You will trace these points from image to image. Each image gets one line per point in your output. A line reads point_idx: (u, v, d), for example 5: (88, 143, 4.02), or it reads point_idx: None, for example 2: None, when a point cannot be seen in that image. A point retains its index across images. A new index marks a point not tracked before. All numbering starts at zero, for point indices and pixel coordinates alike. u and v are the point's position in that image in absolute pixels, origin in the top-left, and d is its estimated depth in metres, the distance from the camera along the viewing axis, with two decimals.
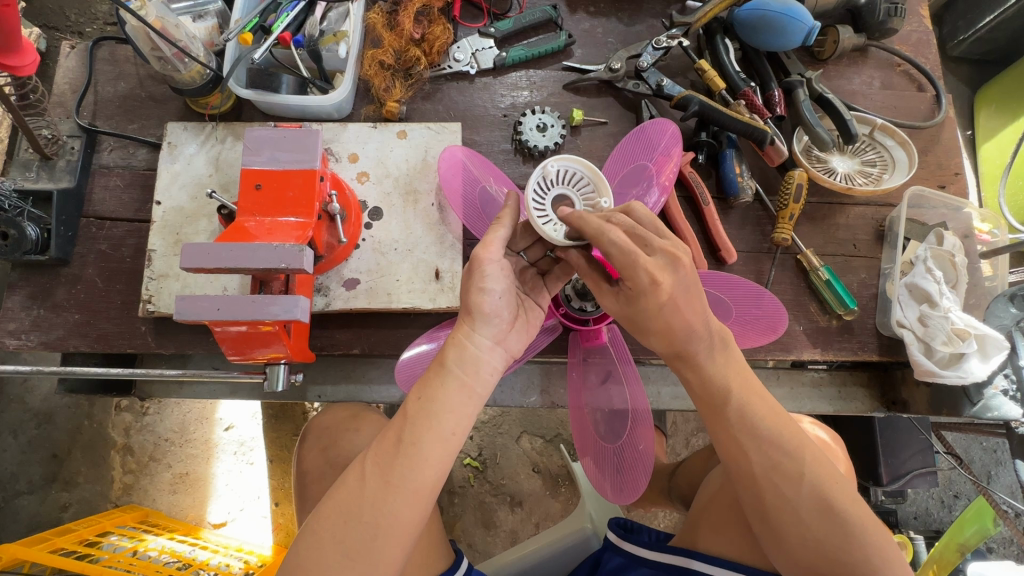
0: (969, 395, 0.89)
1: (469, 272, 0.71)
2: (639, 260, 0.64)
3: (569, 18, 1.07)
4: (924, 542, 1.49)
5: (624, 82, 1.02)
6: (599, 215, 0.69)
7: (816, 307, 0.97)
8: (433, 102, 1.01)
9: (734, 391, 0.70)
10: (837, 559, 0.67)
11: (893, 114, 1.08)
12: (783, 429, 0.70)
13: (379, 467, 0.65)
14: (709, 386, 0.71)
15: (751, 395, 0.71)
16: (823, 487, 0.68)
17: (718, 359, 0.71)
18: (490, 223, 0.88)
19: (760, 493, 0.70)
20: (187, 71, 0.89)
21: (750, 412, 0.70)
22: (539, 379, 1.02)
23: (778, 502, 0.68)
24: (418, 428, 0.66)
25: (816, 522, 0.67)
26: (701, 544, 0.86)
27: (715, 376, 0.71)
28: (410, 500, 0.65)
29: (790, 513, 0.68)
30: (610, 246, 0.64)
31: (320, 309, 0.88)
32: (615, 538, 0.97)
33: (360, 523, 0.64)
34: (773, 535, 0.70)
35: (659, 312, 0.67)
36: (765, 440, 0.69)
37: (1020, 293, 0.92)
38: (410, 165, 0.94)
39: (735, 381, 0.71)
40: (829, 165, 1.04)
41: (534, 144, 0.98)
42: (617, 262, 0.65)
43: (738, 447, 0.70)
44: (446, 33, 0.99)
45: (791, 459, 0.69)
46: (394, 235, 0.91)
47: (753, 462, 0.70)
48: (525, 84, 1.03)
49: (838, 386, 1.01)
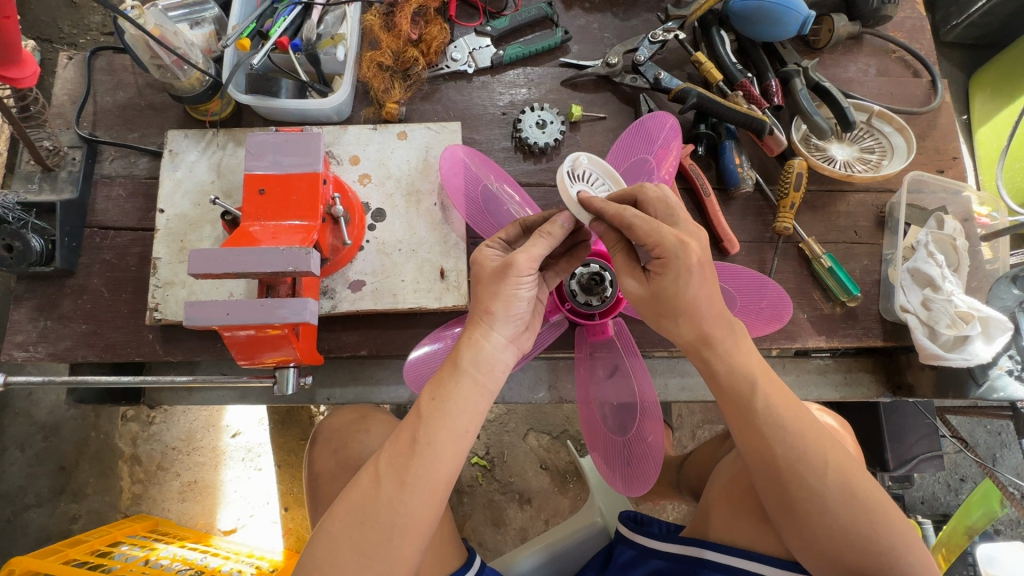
0: (974, 375, 0.87)
1: (502, 275, 0.70)
2: (662, 228, 0.66)
3: (564, 15, 1.08)
4: (931, 525, 1.50)
5: (621, 76, 1.03)
6: (632, 188, 0.74)
7: (819, 295, 0.98)
8: (432, 103, 1.01)
9: (758, 381, 0.70)
10: (863, 546, 0.67)
11: (889, 100, 1.08)
12: (804, 418, 0.71)
13: (394, 468, 0.66)
14: (735, 377, 0.71)
15: (772, 386, 0.71)
16: (845, 474, 0.69)
17: (742, 347, 0.72)
18: (494, 222, 0.90)
19: (783, 484, 0.70)
20: (187, 78, 0.89)
21: (773, 404, 0.70)
22: (547, 375, 1.02)
23: (803, 492, 0.69)
24: (434, 427, 0.66)
25: (840, 509, 0.68)
26: (714, 534, 0.87)
27: (739, 365, 0.71)
28: (427, 498, 0.65)
29: (815, 502, 0.68)
30: (630, 221, 0.67)
31: (326, 312, 0.88)
32: (627, 531, 0.98)
33: (378, 523, 0.64)
34: (797, 525, 0.70)
35: (687, 279, 0.66)
36: (790, 430, 0.70)
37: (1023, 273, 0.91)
38: (411, 166, 0.94)
39: (758, 370, 0.71)
40: (828, 153, 1.04)
41: (534, 141, 0.98)
42: (639, 233, 0.67)
43: (762, 436, 0.70)
44: (442, 33, 0.99)
45: (813, 447, 0.69)
46: (398, 235, 0.92)
47: (778, 452, 0.70)
48: (523, 81, 1.04)
49: (843, 372, 1.01)
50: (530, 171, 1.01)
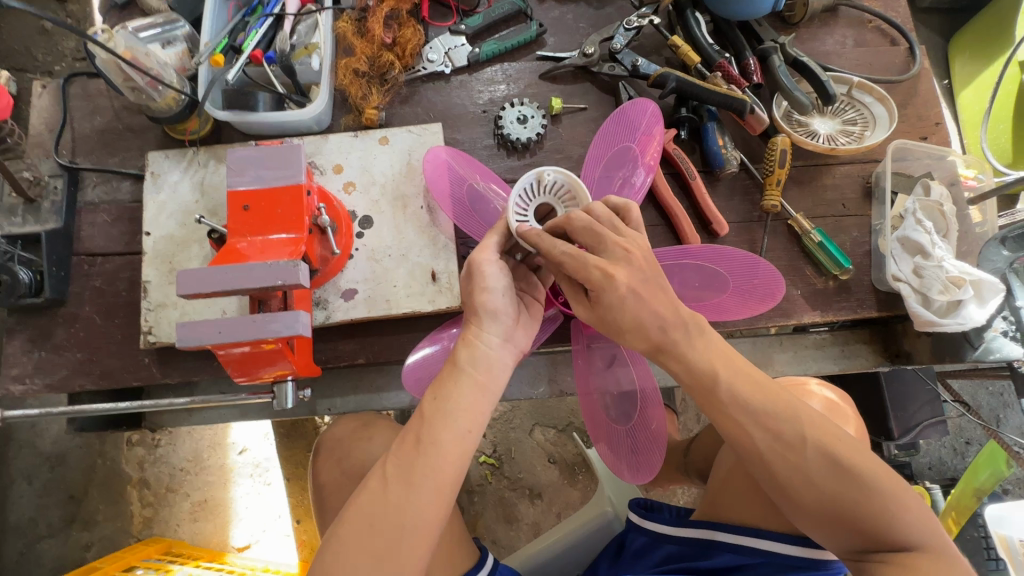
0: (970, 339, 0.87)
1: (468, 274, 0.73)
2: (589, 262, 0.68)
3: (538, 7, 1.07)
4: (939, 490, 1.52)
5: (599, 66, 1.02)
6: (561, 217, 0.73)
7: (811, 270, 0.98)
8: (411, 105, 1.00)
9: (721, 370, 0.71)
10: (857, 514, 0.67)
11: (868, 70, 1.08)
12: (775, 399, 0.71)
13: (400, 470, 0.66)
14: (697, 372, 0.71)
15: (738, 373, 0.71)
16: (824, 446, 0.69)
17: (698, 343, 0.71)
18: (482, 221, 0.89)
19: (766, 467, 0.70)
20: (162, 97, 0.88)
21: (739, 388, 0.71)
22: (546, 369, 1.02)
23: (785, 471, 0.69)
24: (436, 427, 0.67)
25: (825, 481, 0.68)
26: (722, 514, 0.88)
27: (698, 361, 0.70)
28: (432, 496, 0.65)
29: (801, 479, 0.69)
30: (560, 256, 0.69)
31: (321, 323, 0.88)
32: (637, 518, 0.98)
33: (383, 526, 0.64)
34: (790, 503, 0.70)
35: (618, 306, 0.68)
36: (761, 415, 0.70)
37: (1012, 233, 0.89)
38: (395, 170, 0.94)
39: (719, 359, 0.71)
40: (810, 128, 1.03)
41: (517, 136, 0.98)
42: (569, 268, 0.69)
43: (735, 425, 0.70)
44: (416, 35, 0.99)
45: (789, 427, 0.70)
46: (387, 241, 0.91)
47: (754, 438, 0.70)
48: (501, 78, 1.03)
49: (841, 345, 1.00)
50: (515, 167, 1.00)
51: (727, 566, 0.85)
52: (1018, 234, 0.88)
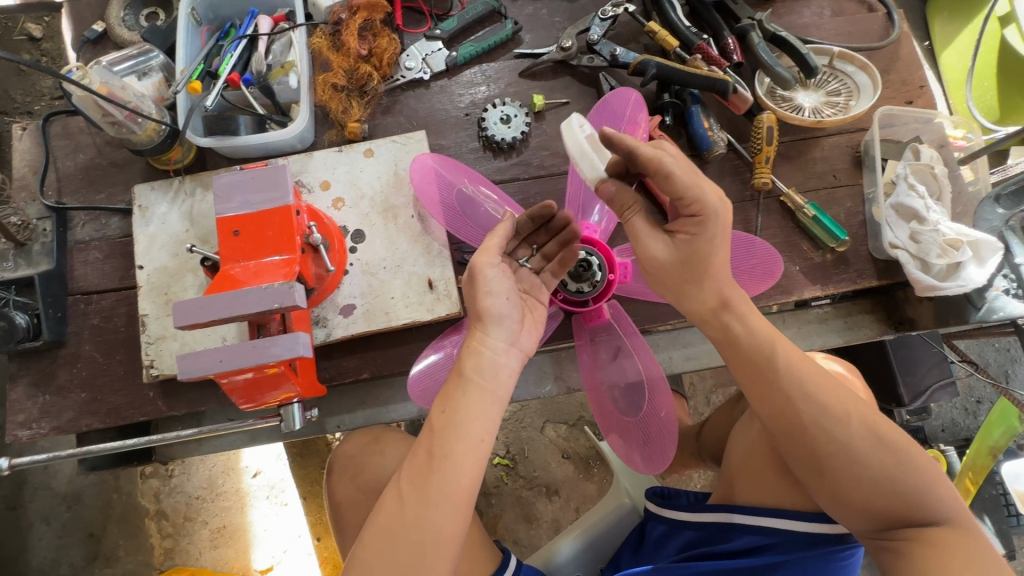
0: (971, 300, 0.87)
1: (470, 279, 0.73)
2: (701, 183, 0.69)
3: (512, 5, 1.06)
4: (954, 451, 1.53)
5: (578, 58, 1.01)
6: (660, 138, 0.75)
7: (808, 245, 0.97)
8: (394, 115, 1.00)
9: (775, 337, 0.73)
10: (894, 490, 0.68)
11: (847, 39, 1.08)
12: (819, 372, 0.72)
13: (415, 487, 0.66)
14: (755, 338, 0.73)
15: (786, 344, 0.74)
16: (867, 418, 0.70)
17: (751, 313, 0.74)
18: (475, 225, 0.90)
19: (809, 439, 0.70)
20: (143, 130, 0.87)
21: (793, 358, 0.72)
22: (551, 367, 1.01)
23: (828, 443, 0.69)
24: (448, 441, 0.66)
25: (868, 454, 0.68)
26: (741, 497, 0.88)
27: (757, 327, 0.73)
28: (449, 513, 0.65)
29: (844, 450, 0.69)
30: (670, 172, 0.69)
31: (322, 341, 0.88)
32: (655, 508, 0.98)
33: (404, 540, 0.64)
34: (827, 479, 0.70)
35: (716, 241, 0.70)
36: (807, 385, 0.71)
37: (1006, 191, 0.90)
38: (382, 182, 0.94)
39: (771, 331, 0.74)
40: (795, 103, 1.02)
41: (501, 137, 0.98)
42: (679, 187, 0.69)
43: (784, 393, 0.71)
44: (391, 44, 0.98)
45: (835, 397, 0.71)
46: (381, 254, 0.91)
47: (801, 407, 0.71)
48: (481, 79, 1.03)
49: (844, 317, 1.00)
50: (503, 167, 0.99)
51: (748, 548, 0.85)
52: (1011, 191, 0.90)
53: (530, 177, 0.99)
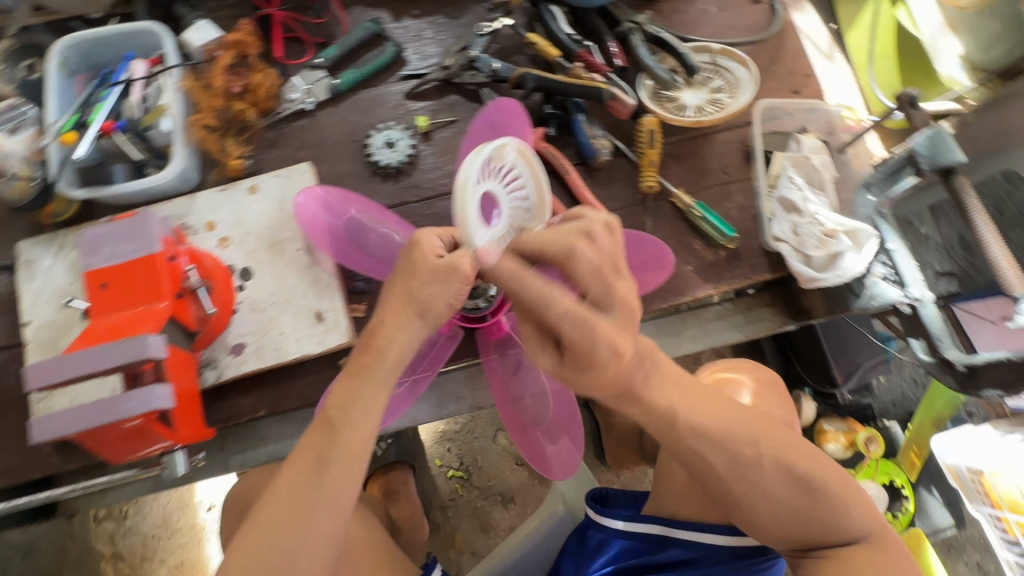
0: (852, 288, 0.88)
1: (445, 273, 0.64)
2: (598, 328, 0.54)
3: (396, 26, 1.06)
4: (899, 427, 1.58)
5: (461, 76, 1.01)
6: (572, 230, 0.60)
7: (700, 244, 0.98)
8: (280, 147, 0.99)
9: (677, 404, 0.67)
10: (811, 518, 0.71)
11: (732, 33, 1.08)
12: (732, 420, 0.71)
13: (298, 486, 0.64)
14: (654, 412, 0.67)
15: (693, 404, 0.69)
16: (781, 459, 0.71)
17: (654, 379, 0.66)
18: (368, 255, 0.92)
19: (727, 487, 0.71)
20: (11, 188, 0.89)
21: (699, 418, 0.69)
22: (452, 389, 1.01)
23: (744, 490, 0.71)
24: (343, 438, 0.65)
25: (783, 494, 0.71)
26: (680, 512, 0.89)
27: (656, 401, 0.67)
28: (332, 513, 0.64)
29: (759, 493, 0.71)
30: (559, 321, 0.54)
31: (213, 383, 0.87)
32: (594, 515, 0.96)
33: (280, 544, 0.62)
34: (745, 515, 0.73)
35: (597, 382, 0.58)
36: (721, 438, 0.70)
37: (874, 179, 0.87)
38: (267, 218, 0.93)
39: (675, 395, 0.68)
40: (679, 102, 1.02)
41: (386, 161, 0.98)
42: (567, 334, 0.55)
43: (694, 450, 0.70)
44: (271, 78, 0.98)
45: (748, 446, 0.70)
46: (269, 290, 0.91)
47: (715, 463, 0.70)
48: (367, 104, 1.02)
49: (744, 312, 1.00)
50: (393, 191, 0.99)
51: (675, 560, 0.88)
52: (879, 178, 0.86)
53: (420, 199, 0.99)
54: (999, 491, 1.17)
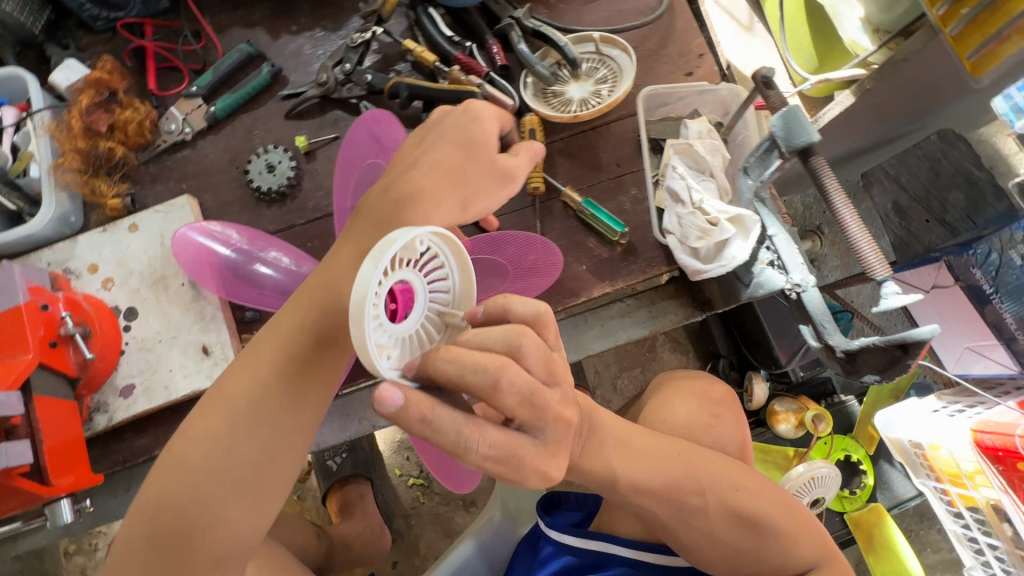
0: (741, 277, 0.85)
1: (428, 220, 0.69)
2: (519, 454, 0.58)
3: (273, 45, 1.04)
4: (856, 400, 1.55)
5: (339, 91, 0.99)
6: (496, 356, 0.56)
7: (594, 242, 0.95)
8: (163, 181, 0.98)
9: (616, 466, 0.76)
10: (752, 554, 0.83)
11: (622, 16, 1.03)
12: (681, 474, 0.80)
13: (283, 378, 0.63)
14: (594, 473, 0.76)
15: (639, 463, 0.78)
16: (726, 505, 0.82)
17: (593, 450, 0.75)
18: (257, 288, 0.91)
19: (676, 532, 0.83)
20: None
21: (643, 478, 0.78)
22: (357, 408, 1.00)
23: (692, 533, 0.82)
24: (338, 340, 0.65)
25: (727, 533, 0.82)
26: (620, 531, 0.96)
27: (595, 465, 0.75)
28: (316, 410, 0.64)
29: (706, 536, 0.82)
30: (486, 458, 0.58)
31: (105, 427, 0.88)
32: (544, 526, 1.01)
33: (252, 431, 0.60)
34: (693, 552, 0.84)
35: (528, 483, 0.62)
36: (669, 493, 0.79)
37: (751, 160, 0.81)
38: (149, 255, 0.93)
39: (616, 457, 0.77)
40: (565, 97, 0.99)
41: (267, 186, 0.96)
42: (494, 461, 0.59)
43: (643, 505, 0.80)
44: (145, 112, 0.97)
45: (695, 495, 0.80)
46: (155, 328, 0.91)
47: (664, 514, 0.81)
48: (248, 128, 1.00)
49: (647, 307, 0.98)
50: (279, 215, 0.98)
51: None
52: (755, 159, 0.80)
53: (306, 221, 0.97)
54: (940, 459, 1.13)
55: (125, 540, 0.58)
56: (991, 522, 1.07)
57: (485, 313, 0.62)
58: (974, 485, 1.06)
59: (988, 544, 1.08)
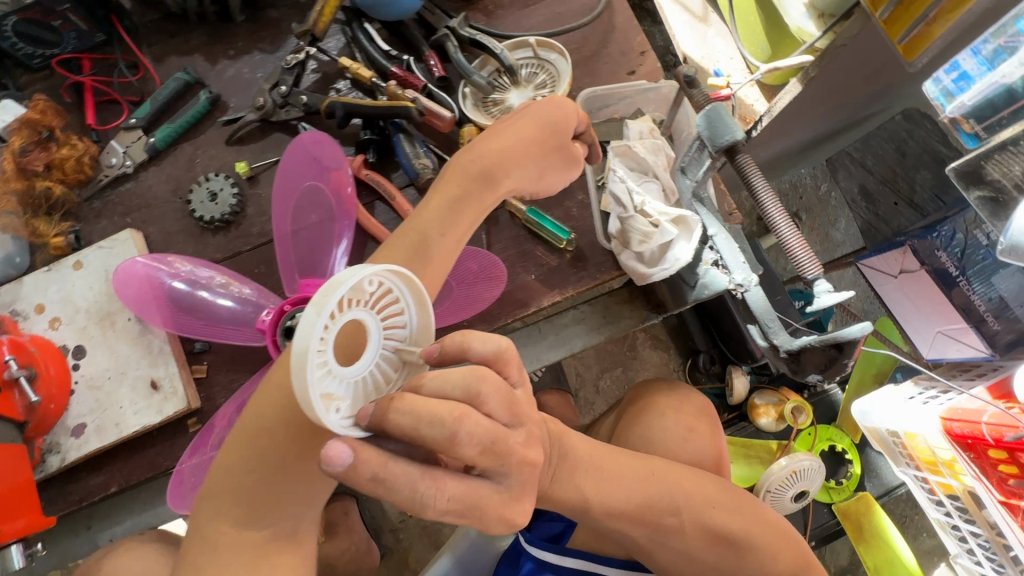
0: (687, 279, 0.84)
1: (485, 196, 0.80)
2: (481, 501, 0.59)
3: (212, 71, 1.03)
4: (839, 388, 1.53)
5: (278, 114, 0.98)
6: (454, 407, 0.56)
7: (542, 250, 0.93)
8: (107, 216, 0.98)
9: (590, 496, 0.75)
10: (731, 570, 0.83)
11: (561, 19, 1.02)
12: (657, 497, 0.79)
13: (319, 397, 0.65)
14: (565, 501, 0.74)
15: (613, 486, 0.76)
16: (705, 526, 0.81)
17: (568, 479, 0.73)
18: (201, 318, 0.89)
19: (652, 552, 0.82)
20: None
21: (618, 503, 0.76)
22: None
23: (668, 553, 0.81)
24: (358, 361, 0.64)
25: (703, 551, 0.81)
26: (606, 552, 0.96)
27: (567, 493, 0.73)
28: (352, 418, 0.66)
29: (682, 555, 0.81)
30: (448, 505, 0.59)
31: (58, 467, 0.87)
32: (524, 541, 0.99)
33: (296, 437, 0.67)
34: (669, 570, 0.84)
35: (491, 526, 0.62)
36: (646, 515, 0.78)
37: (687, 159, 0.77)
38: (95, 292, 0.92)
39: (588, 483, 0.75)
40: (505, 104, 0.97)
41: (209, 215, 0.95)
42: (455, 506, 0.59)
43: (617, 529, 0.78)
44: (82, 148, 0.96)
45: (671, 517, 0.79)
46: (104, 365, 0.90)
47: (640, 536, 0.79)
48: (191, 157, 1.00)
49: (601, 313, 0.97)
50: (224, 243, 0.97)
51: None
52: (692, 158, 0.76)
53: (252, 248, 0.96)
54: (917, 446, 1.10)
55: (229, 470, 0.67)
56: (970, 508, 1.03)
57: (441, 352, 0.60)
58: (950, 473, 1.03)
59: (972, 532, 1.05)
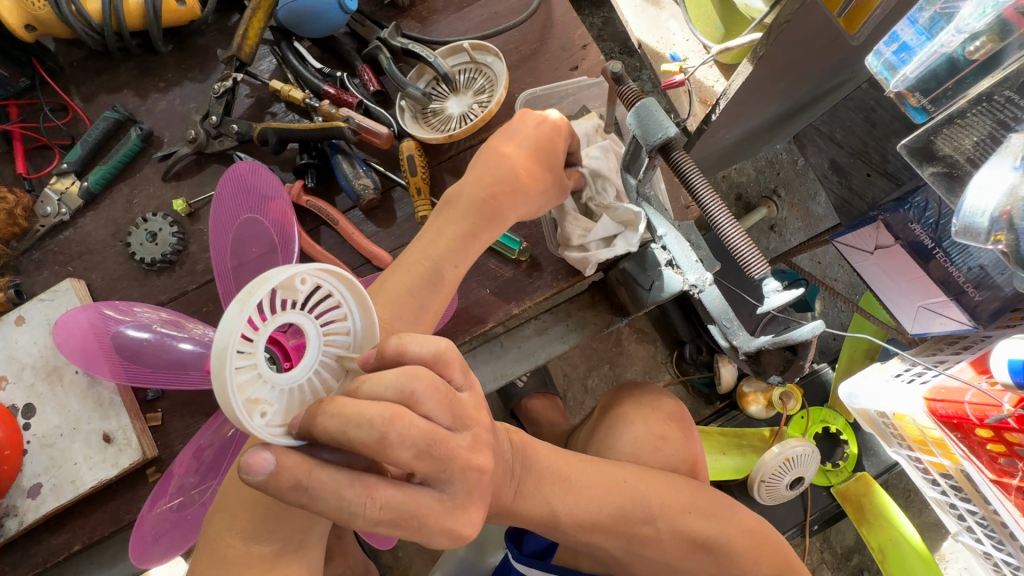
0: (641, 282, 0.82)
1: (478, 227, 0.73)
2: (425, 523, 0.51)
3: (143, 106, 0.99)
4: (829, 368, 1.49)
5: (212, 146, 0.95)
6: (385, 405, 0.47)
7: (494, 261, 0.90)
8: (48, 266, 0.95)
9: (559, 510, 0.71)
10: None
11: (498, 19, 0.98)
12: (632, 508, 0.75)
13: None
14: (533, 518, 0.70)
15: (582, 499, 0.72)
16: (685, 535, 0.78)
17: (533, 496, 0.69)
18: (146, 366, 0.84)
19: (628, 565, 0.80)
20: None
21: (591, 515, 0.73)
22: None
23: (646, 564, 0.79)
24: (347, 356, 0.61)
25: (683, 559, 0.79)
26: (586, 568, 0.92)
27: (534, 510, 0.70)
28: None
29: (660, 564, 0.79)
30: (384, 514, 0.49)
31: (17, 530, 0.85)
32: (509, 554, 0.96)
33: None
34: None
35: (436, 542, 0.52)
36: (620, 526, 0.75)
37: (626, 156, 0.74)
38: (40, 347, 0.90)
39: (555, 494, 0.71)
40: (444, 114, 0.94)
41: (150, 256, 0.92)
42: (388, 519, 0.50)
43: (592, 542, 0.74)
44: (13, 200, 0.92)
45: (649, 526, 0.76)
46: (54, 421, 0.88)
47: (615, 549, 0.76)
48: (128, 196, 0.96)
49: (563, 321, 0.93)
50: (168, 283, 0.94)
51: None
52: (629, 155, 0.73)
53: (198, 285, 0.93)
54: (905, 425, 1.07)
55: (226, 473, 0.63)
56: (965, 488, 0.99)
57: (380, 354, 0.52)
58: (940, 452, 0.99)
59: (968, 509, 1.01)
